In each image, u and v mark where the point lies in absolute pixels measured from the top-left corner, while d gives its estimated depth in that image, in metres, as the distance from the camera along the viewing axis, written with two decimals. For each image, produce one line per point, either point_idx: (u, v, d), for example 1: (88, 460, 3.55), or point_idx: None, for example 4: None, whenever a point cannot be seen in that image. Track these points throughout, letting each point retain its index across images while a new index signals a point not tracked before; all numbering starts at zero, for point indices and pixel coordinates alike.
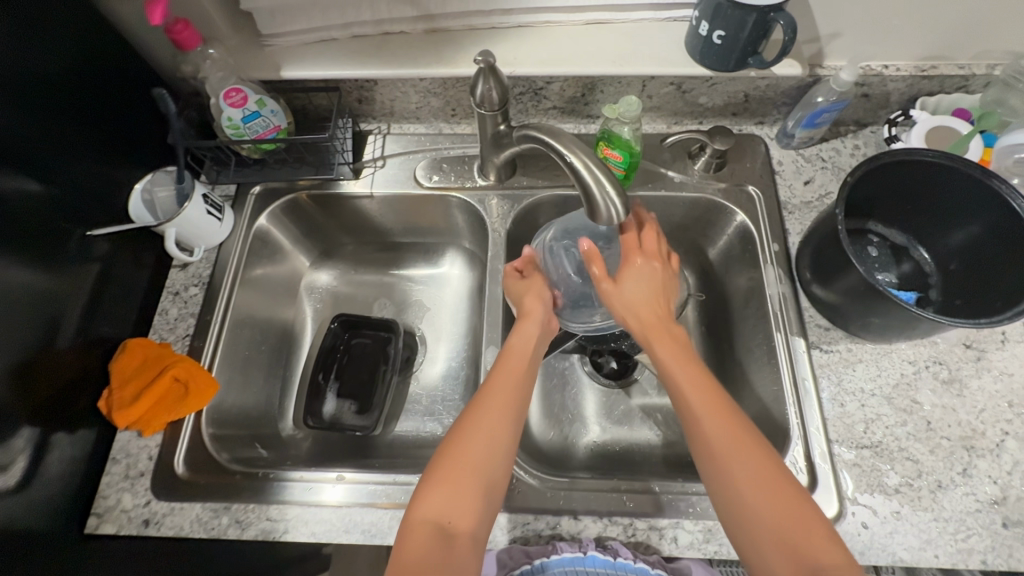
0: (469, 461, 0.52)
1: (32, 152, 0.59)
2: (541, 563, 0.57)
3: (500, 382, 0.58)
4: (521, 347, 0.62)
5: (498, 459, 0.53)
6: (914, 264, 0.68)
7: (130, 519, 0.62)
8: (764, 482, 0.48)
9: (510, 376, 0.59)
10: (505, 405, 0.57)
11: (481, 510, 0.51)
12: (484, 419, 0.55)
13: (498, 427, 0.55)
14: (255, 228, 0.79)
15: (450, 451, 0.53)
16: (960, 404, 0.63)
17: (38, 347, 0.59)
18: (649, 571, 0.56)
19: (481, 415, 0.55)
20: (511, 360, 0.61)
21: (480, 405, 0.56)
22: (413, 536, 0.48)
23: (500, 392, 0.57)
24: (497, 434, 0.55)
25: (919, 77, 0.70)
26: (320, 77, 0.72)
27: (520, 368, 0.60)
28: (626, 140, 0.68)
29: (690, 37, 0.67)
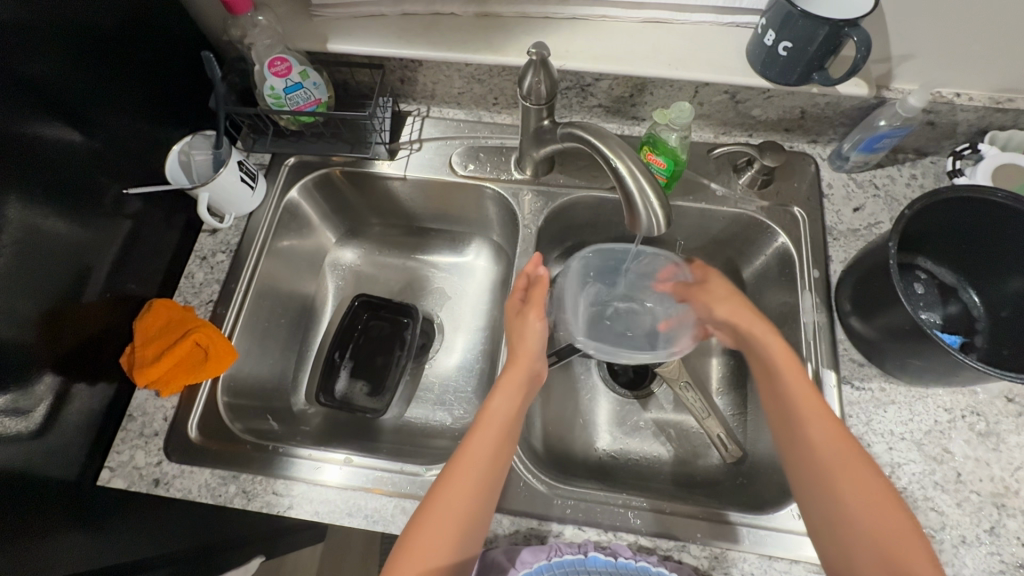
0: (446, 524, 0.51)
1: (80, 106, 0.59)
2: (544, 564, 0.55)
3: (481, 445, 0.56)
4: (502, 405, 0.59)
5: (470, 528, 0.52)
6: (962, 307, 0.65)
7: (141, 477, 0.62)
8: (876, 519, 0.49)
9: (492, 435, 0.57)
10: (484, 467, 0.55)
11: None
12: (461, 480, 0.54)
13: (474, 492, 0.53)
14: (286, 200, 0.79)
15: (429, 512, 0.52)
16: (995, 458, 0.60)
17: (67, 298, 0.60)
18: (650, 568, 0.55)
19: (459, 478, 0.54)
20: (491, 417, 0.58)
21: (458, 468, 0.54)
22: None
23: (478, 454, 0.55)
24: (476, 496, 0.53)
25: (992, 110, 0.66)
26: (366, 54, 0.71)
27: (503, 424, 0.58)
28: (672, 148, 0.66)
29: (752, 45, 0.64)
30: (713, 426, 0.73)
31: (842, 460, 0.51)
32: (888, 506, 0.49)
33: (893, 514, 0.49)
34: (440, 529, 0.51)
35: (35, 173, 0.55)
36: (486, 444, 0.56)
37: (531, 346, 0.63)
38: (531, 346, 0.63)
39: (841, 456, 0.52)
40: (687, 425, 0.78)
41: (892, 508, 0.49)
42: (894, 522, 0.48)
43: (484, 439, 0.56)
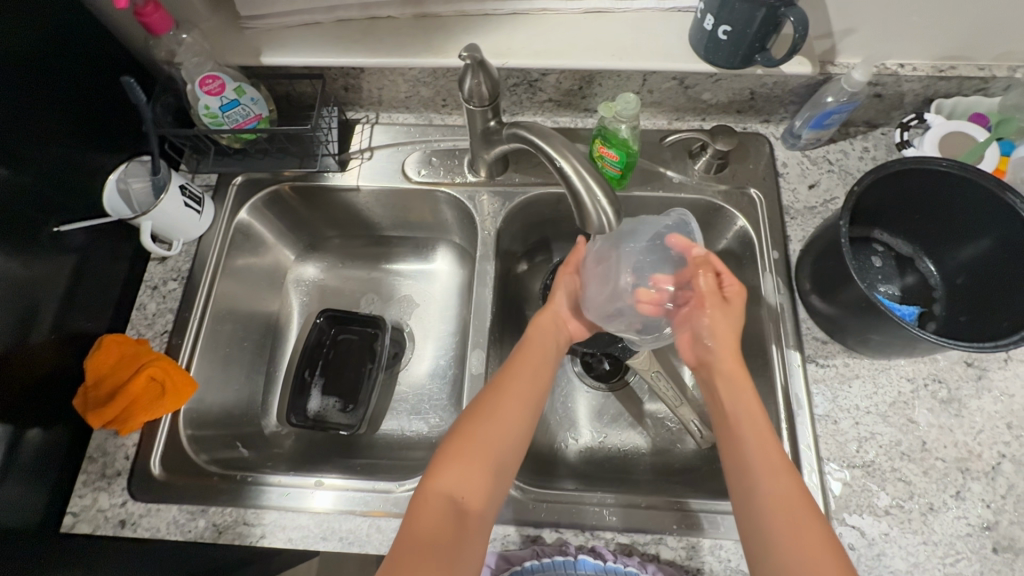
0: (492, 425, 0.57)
1: (2, 141, 0.56)
2: (534, 564, 0.56)
3: (522, 367, 0.62)
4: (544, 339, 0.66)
5: (511, 439, 0.57)
6: (919, 277, 0.66)
7: (106, 519, 0.61)
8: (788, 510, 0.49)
9: (530, 363, 0.63)
10: (524, 391, 0.60)
11: (493, 487, 0.54)
12: (502, 402, 0.58)
13: (512, 415, 0.58)
14: (237, 220, 0.76)
15: (469, 429, 0.56)
16: (958, 424, 0.61)
17: (9, 344, 0.58)
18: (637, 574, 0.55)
19: (502, 393, 0.59)
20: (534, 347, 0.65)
21: (502, 384, 0.60)
22: (424, 507, 0.51)
23: (521, 370, 0.62)
24: (515, 418, 0.58)
25: (936, 78, 0.67)
26: (303, 64, 0.68)
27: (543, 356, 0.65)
28: (623, 139, 0.65)
29: (694, 31, 0.63)
30: (687, 413, 0.71)
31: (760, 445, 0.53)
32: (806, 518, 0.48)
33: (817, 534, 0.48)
34: (481, 443, 0.55)
35: None
36: (529, 372, 0.62)
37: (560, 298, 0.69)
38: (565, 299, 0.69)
39: (771, 466, 0.51)
40: (662, 413, 0.78)
41: (813, 527, 0.48)
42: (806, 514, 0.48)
43: (526, 366, 0.62)
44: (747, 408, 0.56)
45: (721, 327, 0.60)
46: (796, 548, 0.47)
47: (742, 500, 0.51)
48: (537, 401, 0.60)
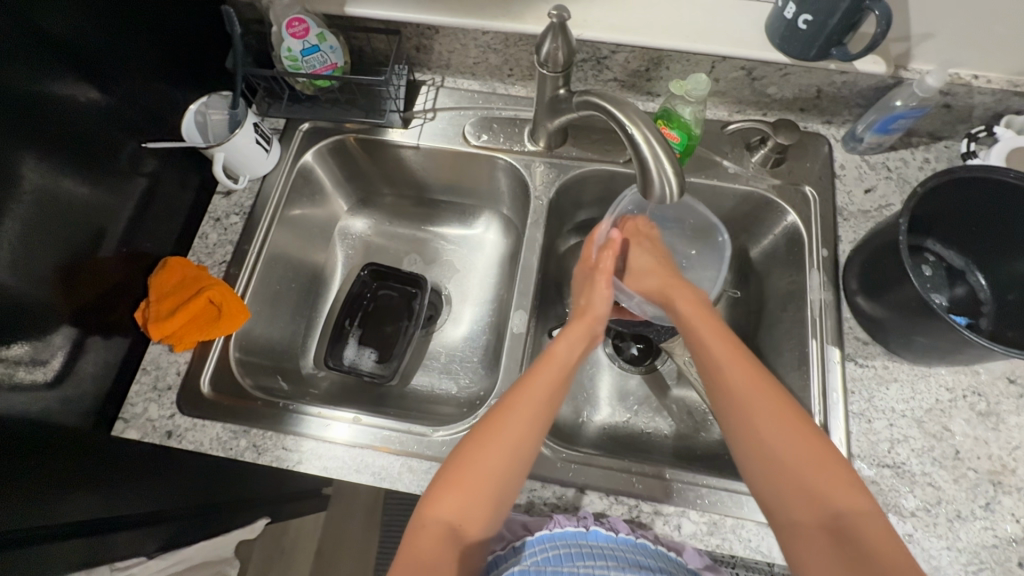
0: (500, 444, 0.53)
1: (99, 60, 0.59)
2: (545, 534, 0.56)
3: (537, 387, 0.57)
4: (563, 356, 0.61)
5: (515, 464, 0.53)
6: (968, 289, 0.66)
7: (154, 429, 0.64)
8: (795, 447, 0.50)
9: (546, 384, 0.58)
10: (531, 417, 0.55)
11: (493, 514, 0.52)
12: (501, 432, 0.54)
13: (520, 437, 0.54)
14: (300, 164, 0.79)
15: (467, 458, 0.53)
16: (994, 438, 0.61)
17: (85, 251, 0.61)
18: (649, 545, 0.55)
19: (514, 416, 0.55)
20: (550, 368, 0.59)
21: (508, 407, 0.56)
22: (422, 531, 0.50)
23: (533, 393, 0.57)
24: (515, 451, 0.54)
25: (1010, 93, 0.66)
26: (383, 18, 0.71)
27: (559, 377, 0.59)
28: (686, 122, 0.66)
29: (772, 20, 0.64)
30: None
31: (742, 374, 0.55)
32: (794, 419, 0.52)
33: (818, 443, 0.51)
34: (500, 448, 0.53)
35: (54, 124, 0.55)
36: (539, 399, 0.57)
37: (597, 306, 0.66)
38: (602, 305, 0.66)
39: (752, 386, 0.54)
40: (689, 399, 0.79)
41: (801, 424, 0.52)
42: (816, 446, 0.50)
43: (534, 393, 0.57)
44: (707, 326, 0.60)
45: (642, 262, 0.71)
46: (809, 475, 0.49)
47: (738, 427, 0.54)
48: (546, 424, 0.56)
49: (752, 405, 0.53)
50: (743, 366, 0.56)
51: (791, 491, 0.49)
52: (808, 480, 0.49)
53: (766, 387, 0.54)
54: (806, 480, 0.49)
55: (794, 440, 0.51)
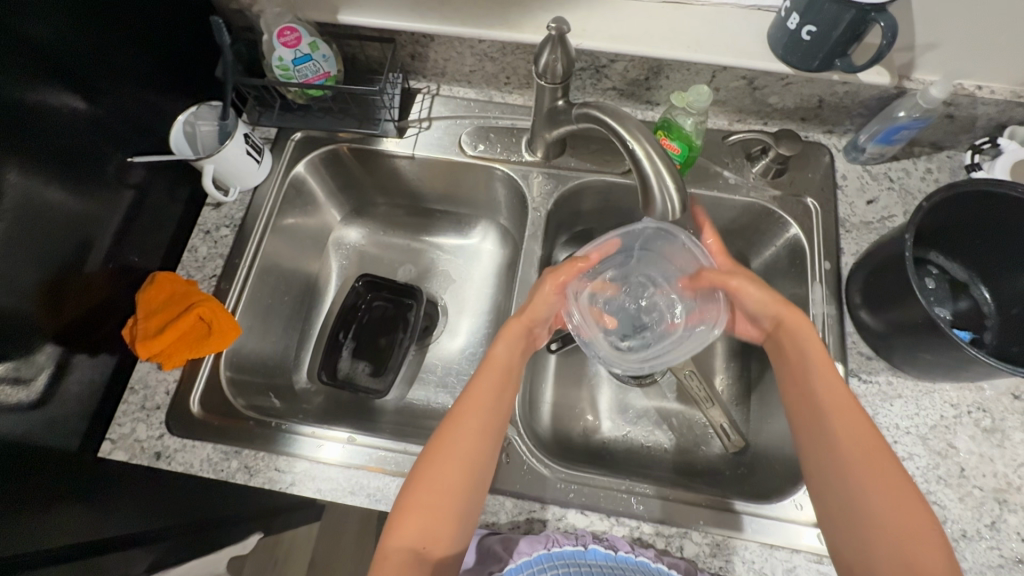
0: (454, 459, 0.53)
1: (83, 70, 0.57)
2: (543, 554, 0.54)
3: (480, 397, 0.57)
4: (504, 359, 0.60)
5: (471, 476, 0.53)
6: (972, 303, 0.65)
7: (143, 449, 0.62)
8: (881, 500, 0.48)
9: (490, 390, 0.57)
10: (480, 427, 0.55)
11: (458, 531, 0.51)
12: (451, 447, 0.53)
13: (470, 449, 0.54)
14: (292, 174, 0.77)
15: (422, 480, 0.52)
16: (999, 455, 0.60)
17: (69, 268, 0.59)
18: (650, 564, 0.54)
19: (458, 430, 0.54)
20: (492, 374, 0.59)
21: (456, 421, 0.55)
22: (384, 563, 0.49)
23: (478, 399, 0.57)
24: (470, 464, 0.53)
25: (1013, 104, 0.65)
26: (377, 26, 0.69)
27: (502, 381, 0.59)
28: (687, 133, 0.65)
29: (774, 30, 0.63)
30: (717, 416, 0.72)
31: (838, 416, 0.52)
32: (884, 462, 0.49)
33: (905, 493, 0.48)
34: (452, 465, 0.52)
35: (37, 137, 0.53)
36: (484, 407, 0.56)
37: (541, 307, 0.63)
38: (543, 307, 0.63)
39: (850, 431, 0.51)
40: (689, 413, 0.78)
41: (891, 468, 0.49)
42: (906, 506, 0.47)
43: (481, 403, 0.56)
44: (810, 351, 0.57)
45: (761, 302, 0.60)
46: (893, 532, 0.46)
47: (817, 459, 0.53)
48: (496, 431, 0.56)
49: (854, 459, 0.50)
50: (844, 409, 0.53)
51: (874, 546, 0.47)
52: (887, 534, 0.47)
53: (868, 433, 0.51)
54: (888, 536, 0.46)
55: (882, 498, 0.48)
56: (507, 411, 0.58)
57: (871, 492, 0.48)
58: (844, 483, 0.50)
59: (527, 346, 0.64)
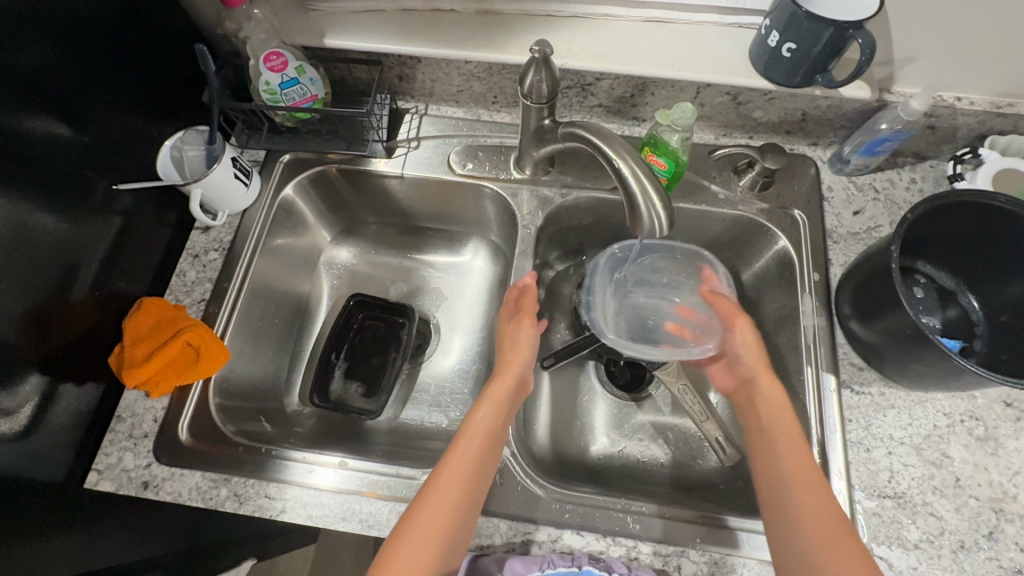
0: (434, 522, 0.51)
1: (68, 99, 0.57)
2: None
3: (464, 453, 0.56)
4: (490, 415, 0.59)
5: (449, 540, 0.51)
6: (961, 311, 0.65)
7: (130, 480, 0.61)
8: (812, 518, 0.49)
9: (475, 447, 0.56)
10: (463, 485, 0.54)
11: None
12: (429, 517, 0.51)
13: (450, 510, 0.52)
14: (281, 197, 0.77)
15: (399, 542, 0.50)
16: (994, 463, 0.60)
17: (55, 297, 0.58)
18: None
19: (439, 488, 0.53)
20: (478, 429, 0.58)
21: (439, 481, 0.54)
22: None
23: (462, 457, 0.55)
24: (446, 526, 0.51)
25: (992, 115, 0.66)
26: (363, 50, 0.70)
27: (489, 438, 0.58)
28: (673, 149, 0.65)
29: (756, 47, 0.64)
30: (711, 429, 0.71)
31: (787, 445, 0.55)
32: (817, 488, 0.51)
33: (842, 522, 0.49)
34: (431, 527, 0.50)
35: (22, 167, 0.53)
36: (464, 471, 0.54)
37: (523, 353, 0.65)
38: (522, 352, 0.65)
39: (794, 459, 0.54)
40: (685, 427, 0.77)
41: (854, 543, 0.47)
42: (840, 529, 0.48)
43: (464, 459, 0.55)
44: (778, 413, 0.58)
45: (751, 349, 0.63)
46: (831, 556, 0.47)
47: (779, 521, 0.52)
48: (477, 492, 0.54)
49: (795, 484, 0.52)
50: (793, 443, 0.55)
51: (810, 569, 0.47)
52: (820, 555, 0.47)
53: (806, 458, 0.53)
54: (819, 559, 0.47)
55: (826, 526, 0.48)
56: (490, 472, 0.57)
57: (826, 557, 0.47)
58: (798, 547, 0.49)
59: (513, 404, 0.63)
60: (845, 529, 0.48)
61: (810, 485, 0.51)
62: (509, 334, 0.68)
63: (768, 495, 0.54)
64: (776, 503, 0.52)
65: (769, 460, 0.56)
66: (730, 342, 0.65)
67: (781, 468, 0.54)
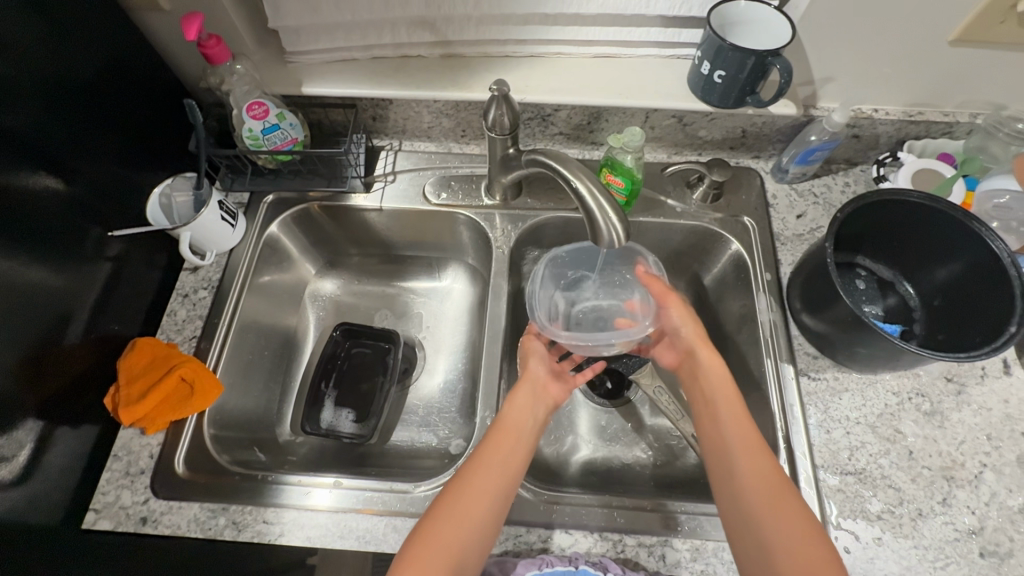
0: (460, 516, 0.55)
1: (61, 155, 0.61)
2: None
3: (487, 453, 0.60)
4: (514, 420, 0.64)
5: (475, 533, 0.54)
6: (899, 299, 0.71)
7: (128, 516, 0.62)
8: (752, 473, 0.56)
9: (498, 448, 0.61)
10: (489, 484, 0.58)
11: None
12: (456, 510, 0.55)
13: (476, 506, 0.56)
14: (266, 235, 0.81)
15: (426, 534, 0.54)
16: (941, 435, 0.65)
17: (50, 342, 0.61)
18: None
19: (464, 486, 0.57)
20: (502, 433, 0.63)
21: (465, 479, 0.58)
22: None
23: (486, 458, 0.60)
24: (472, 520, 0.55)
25: (907, 122, 0.75)
26: (339, 95, 0.76)
27: (512, 439, 0.62)
28: (628, 168, 0.72)
29: (692, 75, 0.71)
30: (687, 426, 0.72)
31: (728, 412, 0.62)
32: (757, 453, 0.57)
33: (776, 477, 0.56)
34: (456, 521, 0.55)
35: (17, 220, 0.56)
36: (490, 468, 0.59)
37: (535, 365, 0.72)
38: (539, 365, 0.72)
39: (736, 425, 0.60)
40: (663, 428, 0.82)
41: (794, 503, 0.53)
42: (774, 483, 0.55)
43: (488, 460, 0.60)
44: (715, 381, 0.65)
45: (688, 318, 0.71)
46: (765, 504, 0.54)
47: (722, 481, 0.58)
48: (504, 490, 0.58)
49: (737, 448, 0.58)
50: (736, 411, 0.62)
51: (749, 516, 0.54)
52: (756, 505, 0.54)
53: (744, 422, 0.60)
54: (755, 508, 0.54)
55: (763, 481, 0.55)
56: (519, 471, 0.61)
57: (770, 516, 0.53)
58: (741, 503, 0.55)
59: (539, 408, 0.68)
60: (784, 491, 0.54)
61: (757, 451, 0.57)
62: (524, 352, 0.74)
63: (715, 459, 0.60)
64: (721, 469, 0.58)
65: (715, 433, 0.62)
66: (669, 317, 0.72)
67: (725, 435, 0.60)
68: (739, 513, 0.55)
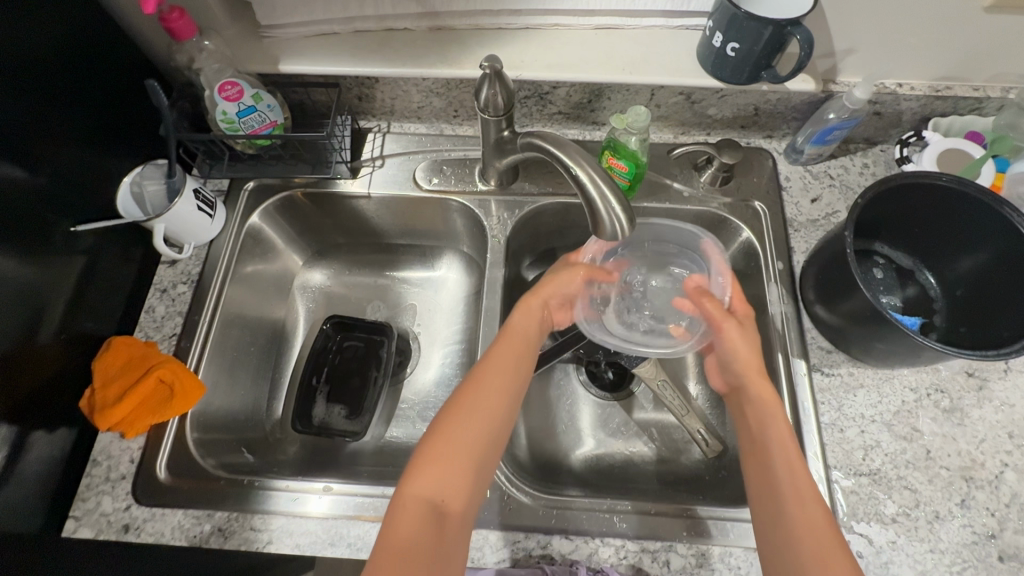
0: (475, 418, 0.53)
1: (20, 142, 0.57)
2: None
3: (501, 358, 0.59)
4: (523, 328, 0.63)
5: (489, 437, 0.53)
6: (919, 289, 0.67)
7: (109, 524, 0.60)
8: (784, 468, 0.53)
9: (510, 354, 0.60)
10: (501, 391, 0.56)
11: (473, 489, 0.51)
12: (469, 414, 0.54)
13: (490, 411, 0.55)
14: (248, 225, 0.77)
15: (439, 436, 0.52)
16: (960, 433, 0.62)
17: (19, 344, 0.57)
18: None
19: (477, 389, 0.56)
20: (512, 342, 0.61)
21: (477, 383, 0.56)
22: (403, 513, 0.48)
23: (499, 363, 0.58)
24: (483, 430, 0.53)
25: (933, 98, 0.69)
26: (320, 73, 0.70)
27: (521, 348, 0.61)
28: (632, 151, 0.67)
29: (702, 47, 0.66)
30: (693, 421, 0.72)
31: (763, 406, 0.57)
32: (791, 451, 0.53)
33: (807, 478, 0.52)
34: (469, 427, 0.53)
35: None
36: (501, 373, 0.58)
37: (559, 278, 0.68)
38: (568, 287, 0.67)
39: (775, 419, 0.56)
40: (667, 422, 0.79)
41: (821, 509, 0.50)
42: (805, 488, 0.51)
43: (498, 364, 0.58)
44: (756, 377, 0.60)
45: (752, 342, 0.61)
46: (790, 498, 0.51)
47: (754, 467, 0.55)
48: (513, 399, 0.57)
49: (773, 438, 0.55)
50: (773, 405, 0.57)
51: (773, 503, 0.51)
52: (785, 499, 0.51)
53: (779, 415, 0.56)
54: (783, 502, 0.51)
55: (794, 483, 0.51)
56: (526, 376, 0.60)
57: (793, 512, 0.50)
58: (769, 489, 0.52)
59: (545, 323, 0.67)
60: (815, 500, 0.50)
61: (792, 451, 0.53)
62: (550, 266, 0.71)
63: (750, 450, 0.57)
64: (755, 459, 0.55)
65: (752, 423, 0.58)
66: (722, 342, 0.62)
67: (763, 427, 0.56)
68: (765, 494, 0.52)
